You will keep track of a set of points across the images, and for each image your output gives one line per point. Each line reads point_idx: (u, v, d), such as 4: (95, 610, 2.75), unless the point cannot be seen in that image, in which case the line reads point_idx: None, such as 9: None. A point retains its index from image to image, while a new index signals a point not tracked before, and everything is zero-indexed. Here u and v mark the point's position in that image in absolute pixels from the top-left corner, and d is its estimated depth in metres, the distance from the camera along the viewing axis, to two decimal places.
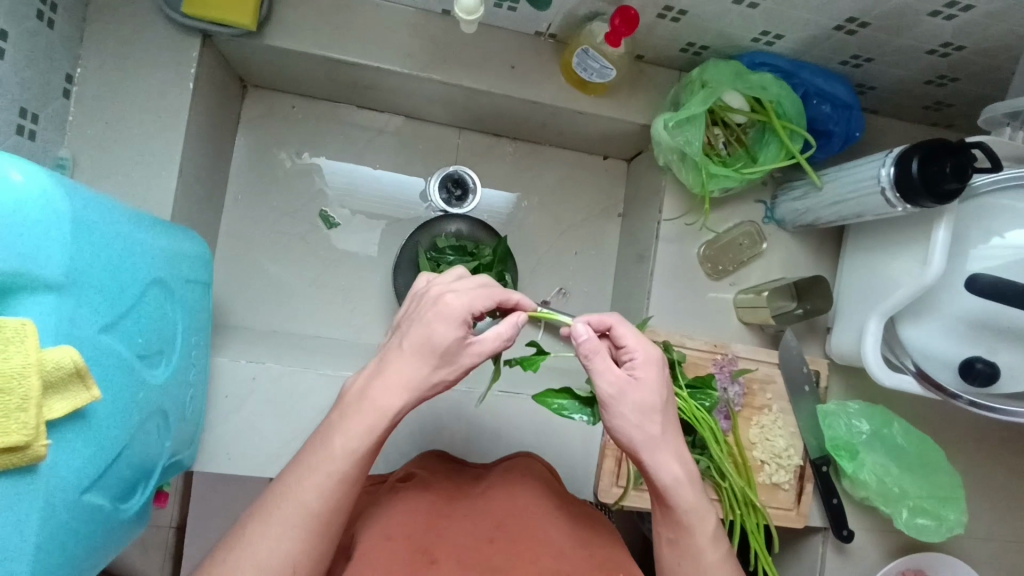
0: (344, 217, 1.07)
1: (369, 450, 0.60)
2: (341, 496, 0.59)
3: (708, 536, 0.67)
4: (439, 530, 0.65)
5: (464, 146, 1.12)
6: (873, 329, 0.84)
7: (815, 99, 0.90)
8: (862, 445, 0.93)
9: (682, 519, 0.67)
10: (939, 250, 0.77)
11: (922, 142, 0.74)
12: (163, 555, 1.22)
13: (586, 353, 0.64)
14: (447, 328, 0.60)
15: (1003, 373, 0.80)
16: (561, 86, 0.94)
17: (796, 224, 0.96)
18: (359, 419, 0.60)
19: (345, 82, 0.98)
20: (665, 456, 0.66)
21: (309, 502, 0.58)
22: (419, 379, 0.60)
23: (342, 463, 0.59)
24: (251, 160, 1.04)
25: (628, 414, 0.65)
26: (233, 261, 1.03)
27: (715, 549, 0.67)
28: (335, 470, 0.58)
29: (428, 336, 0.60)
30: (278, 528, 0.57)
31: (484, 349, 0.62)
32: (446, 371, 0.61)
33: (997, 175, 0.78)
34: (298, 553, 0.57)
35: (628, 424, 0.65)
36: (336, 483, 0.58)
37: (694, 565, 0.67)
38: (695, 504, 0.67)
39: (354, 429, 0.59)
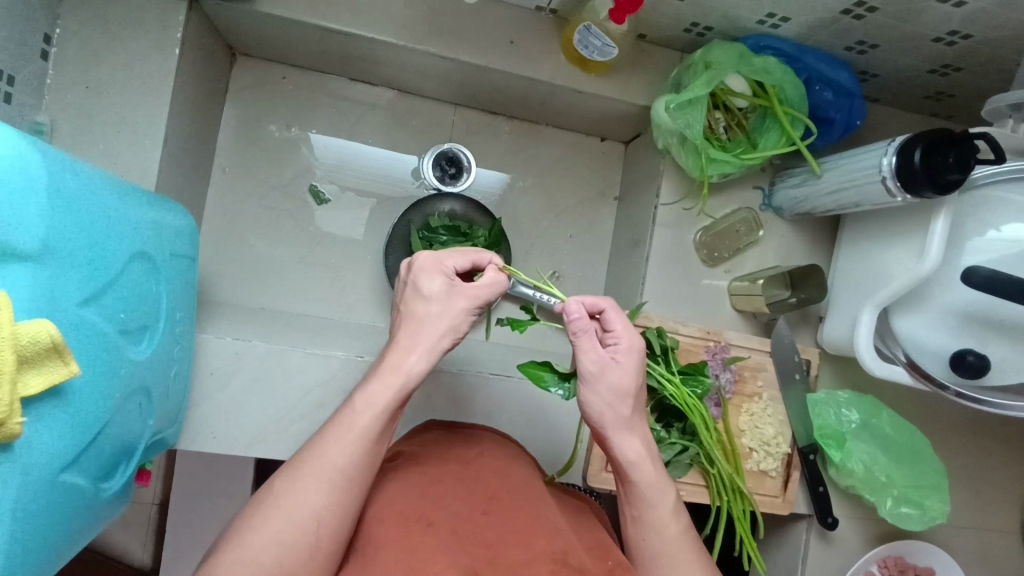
0: (334, 193, 1.05)
1: (393, 404, 0.61)
2: (364, 454, 0.59)
3: (668, 511, 0.67)
4: (433, 496, 0.63)
5: (459, 123, 1.09)
6: (866, 320, 0.84)
7: (818, 85, 0.89)
8: (850, 435, 0.94)
9: (643, 495, 0.67)
10: (937, 242, 0.77)
11: (925, 131, 0.73)
12: (146, 530, 1.22)
13: (574, 330, 0.66)
14: (431, 281, 0.65)
15: (992, 366, 0.81)
16: (561, 64, 0.92)
17: (793, 212, 0.96)
18: (383, 380, 0.61)
19: (339, 53, 0.95)
20: (630, 433, 0.67)
21: (332, 459, 0.58)
22: (432, 328, 0.63)
23: (365, 420, 0.59)
24: (239, 131, 1.01)
25: (603, 393, 0.66)
26: (219, 236, 1.00)
27: (677, 523, 0.67)
28: (360, 425, 0.59)
29: (422, 299, 0.64)
30: (305, 482, 0.57)
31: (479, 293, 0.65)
32: (449, 321, 0.64)
33: (998, 167, 0.78)
34: (322, 510, 0.56)
35: (601, 402, 0.66)
36: (363, 441, 0.59)
37: (659, 538, 0.66)
38: (656, 479, 0.67)
39: (378, 388, 0.60)
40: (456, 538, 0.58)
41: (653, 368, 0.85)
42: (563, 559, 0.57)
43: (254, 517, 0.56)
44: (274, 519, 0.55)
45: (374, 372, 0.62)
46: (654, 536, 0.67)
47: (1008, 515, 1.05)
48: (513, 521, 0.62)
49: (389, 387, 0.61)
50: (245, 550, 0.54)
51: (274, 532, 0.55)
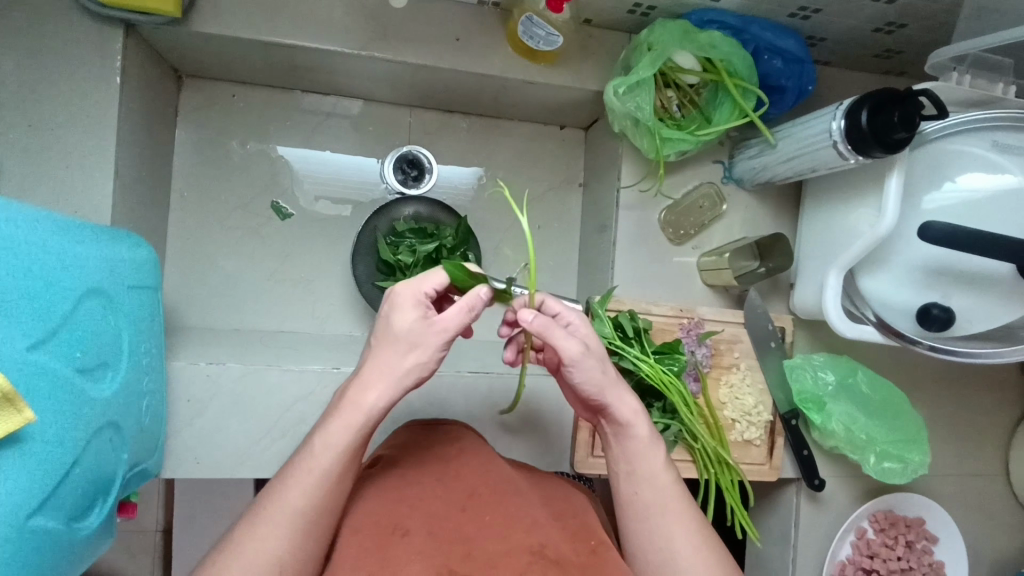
0: (297, 207, 1.03)
1: (355, 444, 0.62)
2: (326, 492, 0.61)
3: (659, 464, 0.70)
4: (412, 502, 0.63)
5: (417, 124, 1.08)
6: (833, 283, 0.86)
7: (766, 55, 0.90)
8: (829, 397, 0.95)
9: (640, 451, 0.69)
10: (892, 198, 0.78)
11: (872, 91, 0.73)
12: (151, 560, 1.22)
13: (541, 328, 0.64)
14: (404, 314, 0.62)
15: (958, 316, 0.82)
16: (509, 57, 0.92)
17: (754, 181, 0.96)
18: (345, 419, 0.61)
19: (285, 66, 0.94)
20: (623, 392, 0.69)
21: (294, 501, 0.60)
22: (397, 369, 0.61)
23: (325, 458, 0.61)
24: (195, 153, 1.00)
25: (592, 362, 0.67)
26: (184, 261, 0.98)
27: (667, 473, 0.69)
28: (318, 467, 0.61)
29: (390, 329, 0.62)
30: (266, 529, 0.59)
31: (451, 325, 0.62)
32: (416, 357, 0.61)
33: (947, 120, 0.79)
34: (284, 556, 0.59)
35: (594, 372, 0.67)
36: (322, 483, 0.61)
37: (653, 492, 0.69)
38: (649, 434, 0.70)
39: (338, 428, 0.61)
40: (433, 539, 0.59)
41: (627, 351, 0.86)
42: (539, 552, 0.58)
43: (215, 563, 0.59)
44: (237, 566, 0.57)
45: (336, 412, 0.62)
46: (646, 487, 0.69)
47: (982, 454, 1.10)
48: (487, 519, 0.62)
49: (356, 426, 0.62)
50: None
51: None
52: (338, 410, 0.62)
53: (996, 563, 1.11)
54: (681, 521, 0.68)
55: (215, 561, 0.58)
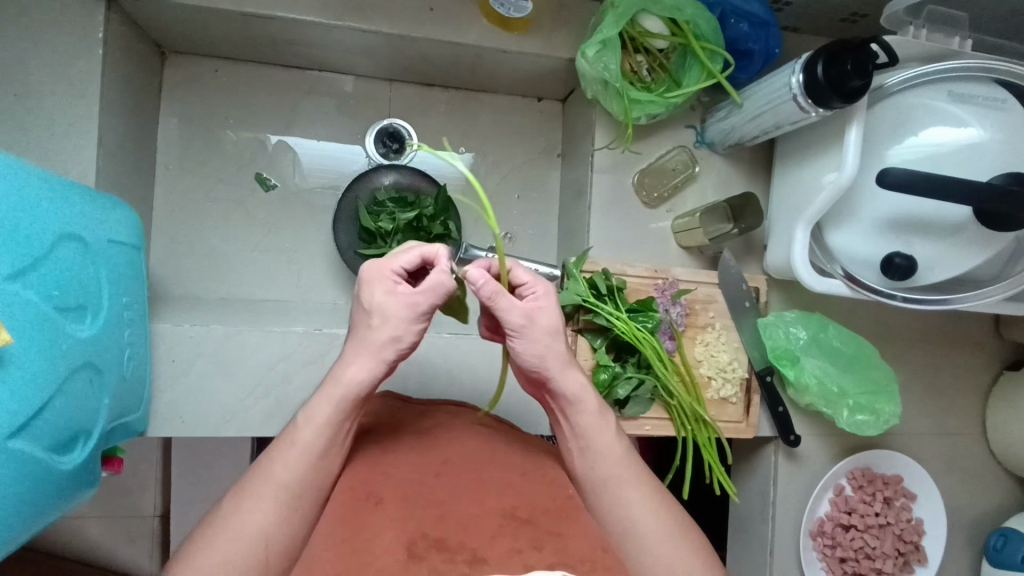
0: (279, 178, 1.05)
1: (341, 419, 0.64)
2: (311, 468, 0.62)
3: (611, 436, 0.69)
4: (384, 471, 0.62)
5: (397, 98, 1.11)
6: (801, 237, 0.88)
7: (732, 18, 0.93)
8: (801, 352, 0.96)
9: (589, 425, 0.68)
10: (851, 150, 0.81)
11: (827, 44, 0.76)
12: (151, 543, 1.25)
13: (490, 295, 0.63)
14: (377, 289, 0.63)
15: (921, 265, 0.84)
16: (481, 26, 0.94)
17: (725, 144, 0.98)
18: (327, 395, 0.62)
19: (264, 38, 0.97)
20: (569, 368, 0.68)
21: (279, 478, 0.61)
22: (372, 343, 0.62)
23: (311, 436, 0.62)
24: (178, 128, 1.02)
25: (540, 337, 0.66)
26: (170, 234, 1.00)
27: (620, 443, 0.69)
28: (309, 447, 0.62)
29: (365, 303, 0.63)
30: (253, 505, 0.60)
31: (422, 302, 0.62)
32: (391, 331, 0.62)
33: (907, 73, 0.81)
34: (270, 526, 0.60)
35: (540, 347, 0.66)
36: (305, 458, 0.62)
37: (607, 466, 0.68)
38: (598, 408, 0.69)
39: (322, 405, 0.62)
40: (406, 503, 0.58)
41: (602, 307, 0.89)
42: (512, 512, 0.57)
43: (205, 538, 0.60)
44: (226, 541, 0.59)
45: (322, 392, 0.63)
46: (603, 461, 0.68)
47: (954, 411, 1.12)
48: (460, 486, 0.61)
49: (339, 403, 0.62)
50: (211, 555, 0.58)
51: (223, 551, 0.58)
52: (323, 387, 0.64)
53: (975, 520, 1.13)
54: (635, 486, 0.68)
55: (202, 539, 0.59)
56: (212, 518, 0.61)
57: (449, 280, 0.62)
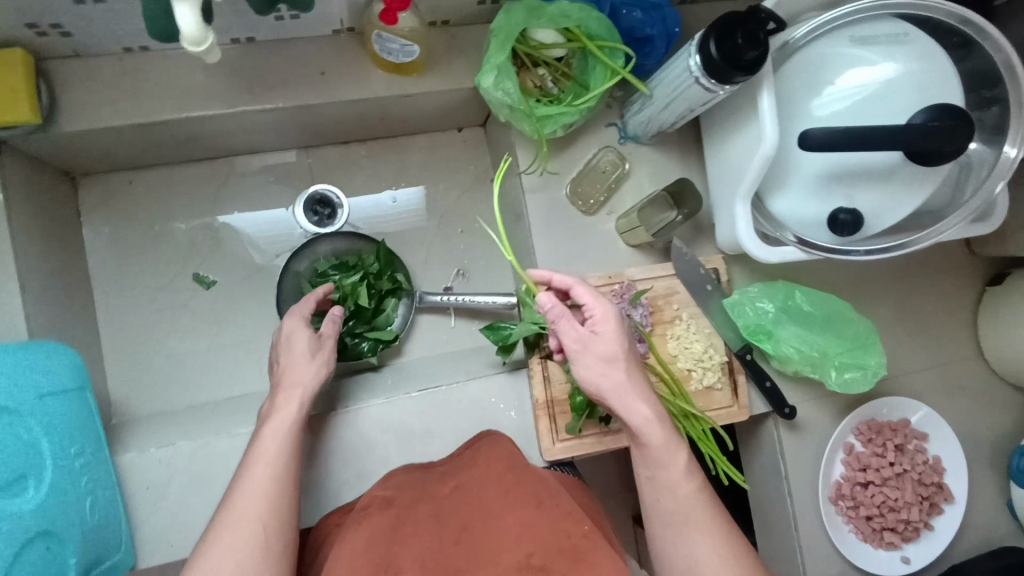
0: (218, 273, 1.04)
1: (295, 431, 0.74)
2: (286, 472, 0.71)
3: (679, 471, 0.75)
4: (402, 543, 0.68)
5: (317, 164, 1.09)
6: (741, 213, 0.85)
7: (624, 10, 0.90)
8: (774, 325, 0.94)
9: (655, 457, 0.76)
10: (768, 118, 0.78)
11: (716, 21, 0.73)
12: None
13: (552, 317, 0.76)
14: (299, 338, 0.83)
15: (867, 216, 0.82)
16: (377, 76, 0.93)
17: (648, 135, 0.96)
18: (278, 420, 0.74)
19: (168, 140, 0.95)
20: (632, 399, 0.76)
21: (262, 487, 0.68)
22: (302, 380, 0.79)
23: (274, 445, 0.72)
24: (106, 247, 1.00)
25: (595, 363, 0.77)
26: (122, 356, 0.99)
27: (688, 483, 0.75)
28: (273, 456, 0.71)
29: (293, 346, 0.82)
30: (240, 519, 0.66)
31: (334, 330, 0.86)
32: (314, 374, 0.80)
33: (809, 27, 0.80)
34: (268, 529, 0.66)
35: (595, 373, 0.77)
36: (280, 468, 0.70)
37: (670, 496, 0.76)
38: (665, 442, 0.76)
39: (275, 426, 0.74)
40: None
41: None
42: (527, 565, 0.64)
43: (202, 546, 0.65)
44: (229, 557, 0.63)
45: (273, 417, 0.74)
46: (668, 494, 0.76)
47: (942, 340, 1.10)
48: (479, 548, 0.67)
49: (291, 413, 0.75)
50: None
51: (222, 554, 0.63)
52: (269, 417, 0.75)
53: (994, 442, 1.11)
54: (702, 523, 0.74)
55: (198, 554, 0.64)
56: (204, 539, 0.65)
57: (337, 311, 0.87)
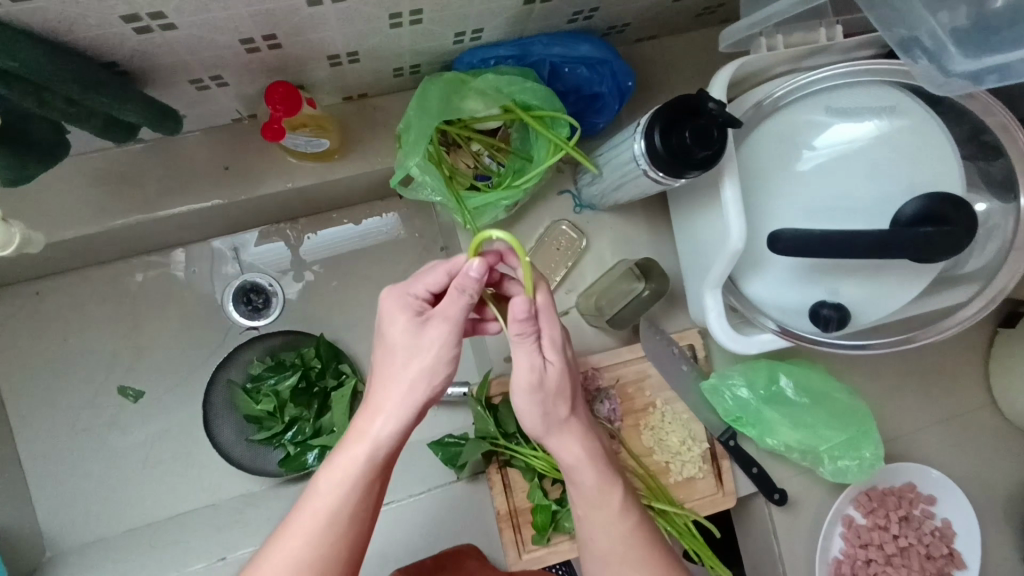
0: (147, 382, 0.95)
1: (366, 480, 0.59)
2: (354, 513, 0.58)
3: (614, 513, 0.66)
4: None
5: (245, 249, 0.98)
6: (712, 302, 0.74)
7: (566, 67, 0.76)
8: (757, 409, 0.84)
9: (587, 497, 0.66)
10: (732, 210, 0.67)
11: (662, 106, 0.61)
12: None
13: (517, 332, 0.59)
14: (398, 323, 0.60)
15: (854, 307, 0.71)
16: (288, 166, 0.81)
17: (605, 204, 0.84)
18: (349, 449, 0.59)
19: (64, 253, 0.85)
20: (564, 439, 0.65)
21: (297, 547, 0.57)
22: (406, 386, 0.59)
23: (339, 494, 0.58)
24: (19, 366, 0.92)
25: (528, 399, 0.62)
26: (50, 483, 0.91)
27: (625, 526, 0.66)
28: (322, 510, 0.57)
29: (391, 333, 0.60)
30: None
31: (449, 314, 0.58)
32: (426, 364, 0.59)
33: (785, 87, 0.68)
34: None
35: (528, 411, 0.63)
36: (332, 518, 0.57)
37: (605, 540, 0.66)
38: (599, 484, 0.66)
39: (343, 458, 0.59)
40: None
41: (515, 446, 0.80)
42: None
43: None
44: None
45: (345, 439, 0.60)
46: (603, 542, 0.66)
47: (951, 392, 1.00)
48: None
49: (360, 451, 0.59)
50: None
51: None
52: (347, 439, 0.60)
53: None
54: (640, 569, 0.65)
55: None
56: None
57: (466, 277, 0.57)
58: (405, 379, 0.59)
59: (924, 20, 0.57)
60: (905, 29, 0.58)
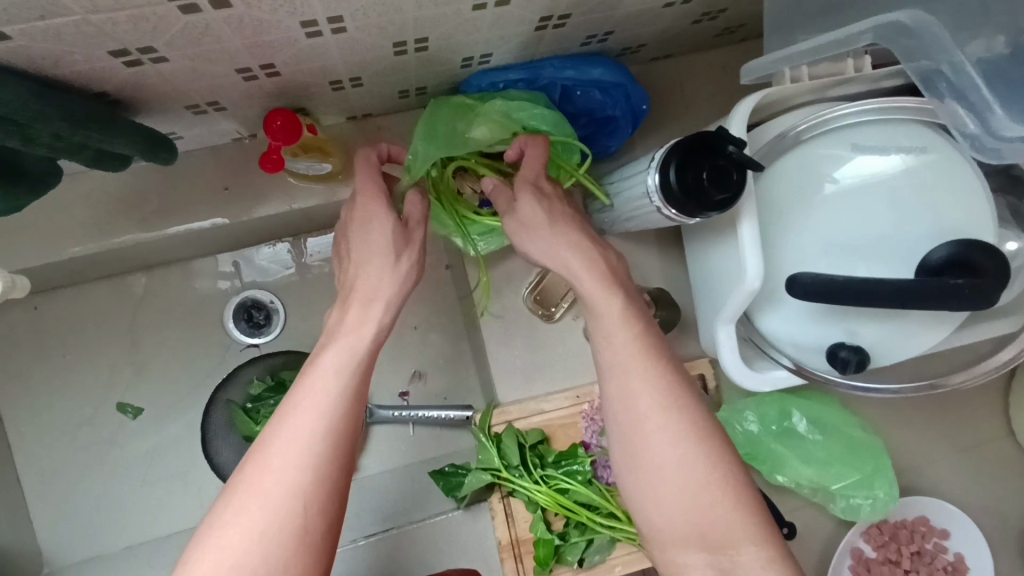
0: (146, 399, 0.93)
1: (362, 365, 0.55)
2: (346, 406, 0.53)
3: (615, 315, 0.57)
4: None
5: (247, 265, 0.96)
6: (724, 338, 0.71)
7: (578, 91, 0.74)
8: (768, 445, 0.82)
9: (599, 323, 0.58)
10: (749, 248, 0.64)
11: (677, 141, 0.58)
12: None
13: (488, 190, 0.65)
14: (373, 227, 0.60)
15: (873, 350, 0.67)
16: (289, 186, 0.78)
17: (613, 230, 0.81)
18: (343, 340, 0.56)
19: (62, 270, 0.83)
20: (548, 238, 0.60)
21: (301, 428, 0.51)
22: (384, 278, 0.58)
23: (330, 383, 0.53)
24: (18, 381, 0.91)
25: (524, 235, 0.61)
26: (47, 499, 0.91)
27: (628, 337, 0.56)
28: (325, 398, 0.52)
29: (367, 236, 0.60)
30: (253, 481, 0.49)
31: (414, 214, 0.62)
32: (407, 261, 0.60)
33: (810, 121, 0.65)
34: (287, 488, 0.49)
35: (526, 241, 0.61)
36: (333, 401, 0.52)
37: (637, 400, 0.55)
38: (599, 292, 0.58)
39: (334, 348, 0.55)
40: None
41: (518, 480, 0.78)
42: None
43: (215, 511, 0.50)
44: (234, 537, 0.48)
45: (332, 330, 0.57)
46: (610, 346, 0.57)
47: (968, 423, 0.97)
48: None
49: (361, 337, 0.56)
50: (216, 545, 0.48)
51: (228, 535, 0.48)
52: (330, 335, 0.57)
53: None
54: (659, 411, 0.54)
55: (216, 517, 0.49)
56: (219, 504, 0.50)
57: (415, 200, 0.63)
58: (370, 275, 0.58)
59: (949, 52, 0.51)
60: (927, 62, 0.53)
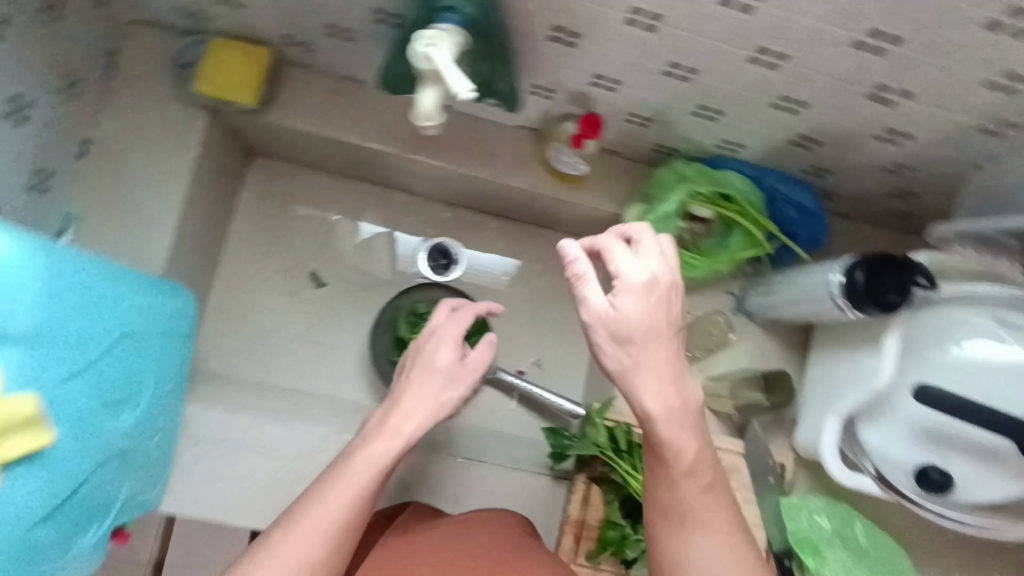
0: (332, 278, 1.12)
1: (387, 464, 0.70)
2: (367, 492, 0.68)
3: (690, 455, 0.63)
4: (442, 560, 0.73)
5: (454, 221, 1.17)
6: (830, 430, 0.84)
7: (781, 204, 0.95)
8: (824, 544, 0.90)
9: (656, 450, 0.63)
10: (888, 357, 0.81)
11: (868, 254, 0.77)
12: None
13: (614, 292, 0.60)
14: (602, 297, 0.60)
15: (956, 483, 0.80)
16: (541, 173, 1.00)
17: (762, 316, 1.01)
18: (382, 441, 0.72)
19: (342, 157, 1.06)
20: (646, 380, 0.61)
21: (331, 511, 0.66)
22: (606, 311, 0.60)
23: (365, 474, 0.69)
24: (251, 220, 1.11)
25: (645, 382, 0.61)
26: (222, 315, 1.08)
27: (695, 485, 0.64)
28: (359, 483, 0.68)
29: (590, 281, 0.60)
30: (303, 536, 0.64)
31: (635, 309, 0.60)
32: (607, 333, 0.61)
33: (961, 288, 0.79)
34: (318, 563, 0.64)
35: (649, 394, 0.61)
36: (366, 475, 0.69)
37: (682, 517, 0.64)
38: (688, 452, 0.63)
39: (376, 448, 0.71)
40: None
41: (618, 462, 0.90)
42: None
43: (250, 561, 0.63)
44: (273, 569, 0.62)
45: (378, 435, 0.72)
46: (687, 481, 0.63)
47: None
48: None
49: (387, 449, 0.71)
50: None
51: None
52: (380, 432, 0.73)
53: None
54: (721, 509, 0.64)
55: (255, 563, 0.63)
56: (263, 542, 0.65)
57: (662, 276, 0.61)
58: (594, 311, 0.60)
59: None
60: None
